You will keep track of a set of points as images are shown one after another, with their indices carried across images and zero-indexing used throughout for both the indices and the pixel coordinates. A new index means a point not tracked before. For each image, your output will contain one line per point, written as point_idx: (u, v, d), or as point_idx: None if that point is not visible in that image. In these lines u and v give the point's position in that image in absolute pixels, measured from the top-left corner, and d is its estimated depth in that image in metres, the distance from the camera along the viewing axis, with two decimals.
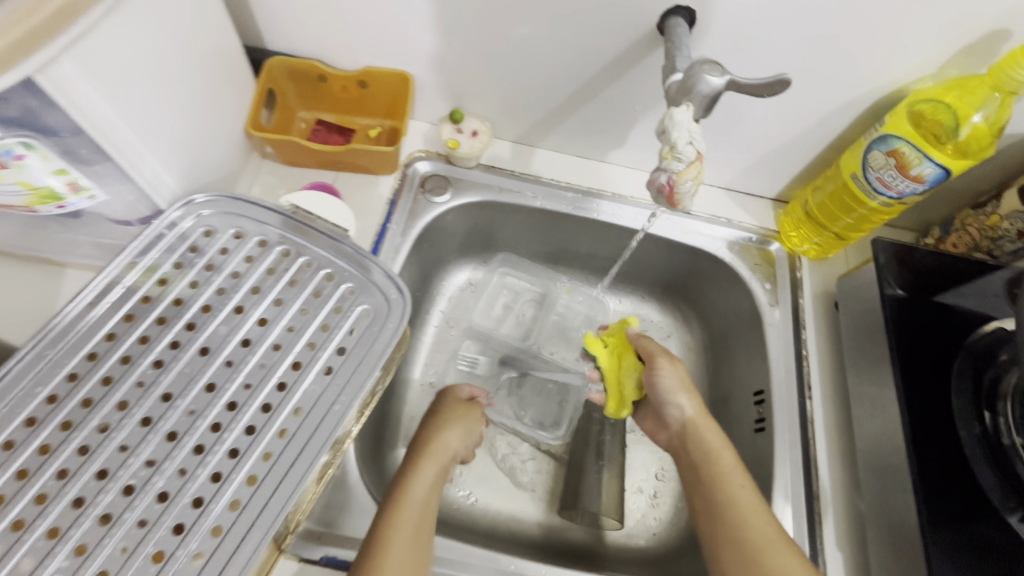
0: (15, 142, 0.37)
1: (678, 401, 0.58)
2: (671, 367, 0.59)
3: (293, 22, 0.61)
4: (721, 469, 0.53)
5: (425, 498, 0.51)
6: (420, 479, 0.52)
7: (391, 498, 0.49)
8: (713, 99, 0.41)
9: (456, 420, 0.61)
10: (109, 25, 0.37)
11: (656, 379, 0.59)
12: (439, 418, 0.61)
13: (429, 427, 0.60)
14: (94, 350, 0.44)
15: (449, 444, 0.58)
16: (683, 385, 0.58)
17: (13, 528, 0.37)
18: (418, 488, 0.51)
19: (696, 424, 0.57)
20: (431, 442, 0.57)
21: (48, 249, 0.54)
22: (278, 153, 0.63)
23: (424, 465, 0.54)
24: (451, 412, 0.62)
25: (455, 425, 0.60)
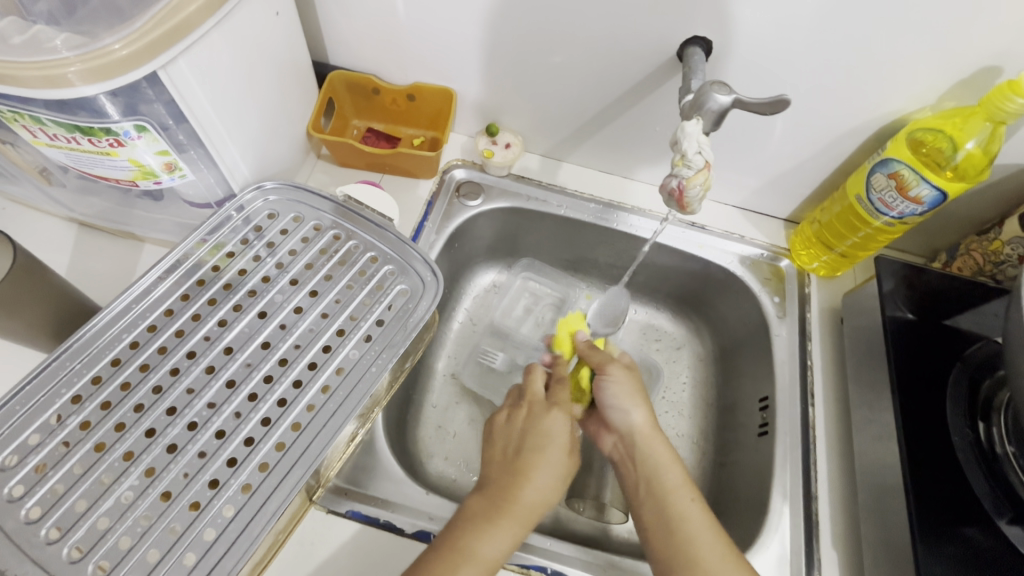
0: (132, 125, 0.44)
1: (626, 408, 0.58)
2: (622, 374, 0.60)
3: (356, 41, 0.69)
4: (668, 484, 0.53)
5: (492, 561, 0.48)
6: (497, 539, 0.48)
7: (458, 552, 0.47)
8: (721, 115, 0.46)
9: (558, 462, 0.54)
10: (216, 33, 0.46)
11: (605, 386, 0.59)
12: (535, 457, 0.53)
13: (524, 473, 0.52)
14: (171, 307, 0.51)
15: (539, 500, 0.51)
16: (630, 393, 0.59)
17: (96, 449, 0.44)
18: (491, 549, 0.48)
19: (643, 434, 0.57)
20: (523, 494, 0.51)
21: (131, 224, 0.62)
22: (332, 154, 0.71)
23: (512, 521, 0.49)
24: (554, 452, 0.54)
25: (552, 478, 0.53)
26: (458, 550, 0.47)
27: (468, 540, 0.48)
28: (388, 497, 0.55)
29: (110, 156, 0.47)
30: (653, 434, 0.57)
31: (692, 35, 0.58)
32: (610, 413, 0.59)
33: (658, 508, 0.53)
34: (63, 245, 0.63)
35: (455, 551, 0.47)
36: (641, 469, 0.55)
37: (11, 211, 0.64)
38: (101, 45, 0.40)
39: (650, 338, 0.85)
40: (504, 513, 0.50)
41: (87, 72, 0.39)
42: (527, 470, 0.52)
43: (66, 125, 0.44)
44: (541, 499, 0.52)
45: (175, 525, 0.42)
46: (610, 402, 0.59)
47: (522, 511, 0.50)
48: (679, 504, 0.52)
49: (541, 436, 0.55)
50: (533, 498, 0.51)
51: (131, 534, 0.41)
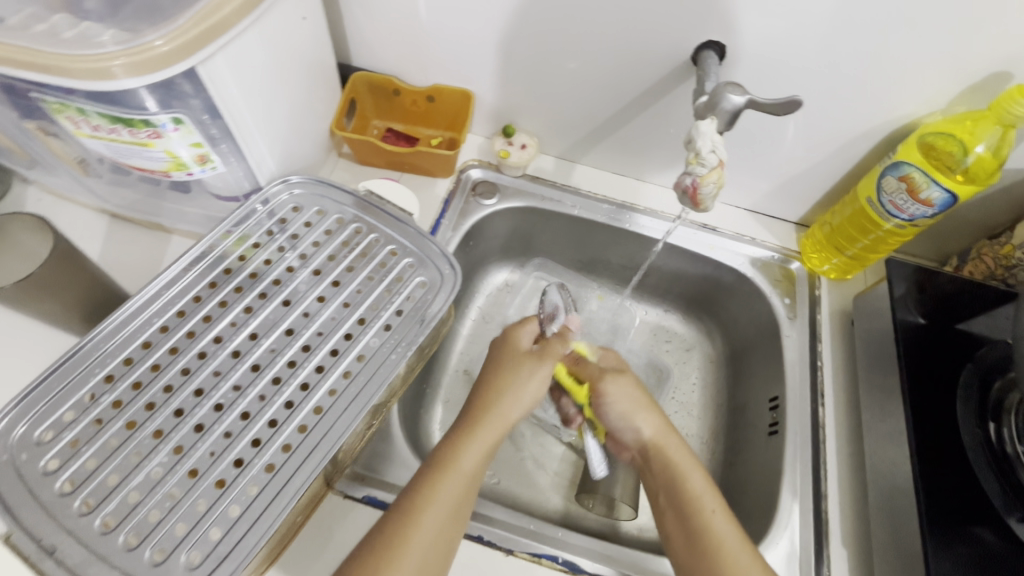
0: (171, 117, 0.46)
1: (634, 422, 0.57)
2: (619, 388, 0.58)
3: (378, 43, 0.71)
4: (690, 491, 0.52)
5: (472, 472, 0.50)
6: (474, 450, 0.51)
7: (436, 467, 0.49)
8: (735, 115, 0.48)
9: (524, 373, 0.57)
10: (250, 31, 0.48)
11: (607, 404, 0.59)
12: (504, 371, 0.57)
13: (491, 388, 0.55)
14: (199, 294, 0.53)
15: (513, 410, 0.54)
16: (635, 402, 0.58)
17: (127, 427, 0.45)
18: (469, 459, 0.50)
19: (655, 444, 0.56)
20: (494, 404, 0.54)
21: (160, 215, 0.65)
22: (353, 152, 0.73)
23: (484, 430, 0.52)
24: (519, 366, 0.57)
25: (519, 387, 0.55)
26: (439, 461, 0.50)
27: (445, 455, 0.50)
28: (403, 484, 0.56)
29: (146, 147, 0.49)
30: (670, 444, 0.56)
31: (706, 39, 0.59)
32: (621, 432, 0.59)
33: (681, 517, 0.52)
34: (96, 235, 0.66)
35: (437, 464, 0.49)
36: (661, 479, 0.55)
37: (47, 202, 0.67)
38: (144, 41, 0.42)
39: (661, 339, 0.86)
40: (477, 424, 0.52)
41: (130, 66, 0.41)
42: (492, 386, 0.56)
43: (109, 116, 0.46)
44: (514, 406, 0.54)
45: (201, 501, 0.43)
46: (615, 422, 0.59)
47: (495, 420, 0.53)
48: (705, 513, 0.51)
49: (510, 357, 0.58)
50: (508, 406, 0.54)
51: (160, 508, 0.42)
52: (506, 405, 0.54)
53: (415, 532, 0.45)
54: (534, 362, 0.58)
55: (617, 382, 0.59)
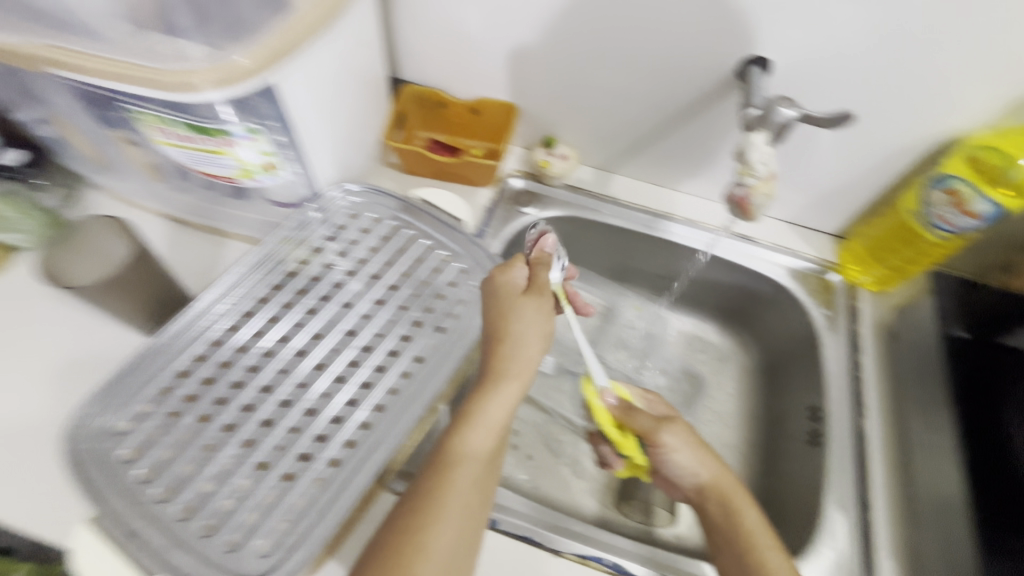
0: (249, 126, 0.50)
1: (693, 469, 0.56)
2: (676, 439, 0.56)
3: (427, 58, 0.74)
4: (747, 529, 0.53)
5: (498, 425, 0.47)
6: (497, 403, 0.47)
7: (459, 427, 0.46)
8: (785, 128, 0.50)
9: (527, 317, 0.49)
10: (320, 48, 0.51)
11: (665, 455, 0.56)
12: (505, 316, 0.49)
13: (502, 335, 0.49)
14: (263, 295, 0.56)
15: (529, 359, 0.49)
16: (693, 450, 0.56)
17: (200, 420, 0.48)
18: (492, 413, 0.47)
19: (715, 487, 0.56)
20: (508, 352, 0.48)
21: (221, 221, 0.68)
22: (400, 162, 0.76)
23: (504, 383, 0.47)
24: (521, 309, 0.49)
25: (528, 332, 0.49)
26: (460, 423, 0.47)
27: (466, 413, 0.47)
28: None
29: (222, 155, 0.53)
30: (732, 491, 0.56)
31: (752, 55, 0.61)
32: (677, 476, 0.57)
33: (739, 555, 0.52)
34: (159, 238, 0.69)
35: (458, 421, 0.47)
36: (720, 521, 0.55)
37: (114, 207, 0.70)
38: (231, 57, 0.45)
39: (696, 349, 0.87)
40: (496, 376, 0.48)
41: (214, 82, 0.44)
42: (502, 334, 0.49)
43: (193, 126, 0.50)
44: (528, 354, 0.49)
45: (269, 492, 0.45)
46: (676, 471, 0.57)
47: (507, 375, 0.48)
48: (763, 549, 0.52)
49: (507, 299, 0.50)
50: (523, 356, 0.48)
51: (232, 498, 0.44)
52: (519, 353, 0.48)
53: (450, 494, 0.44)
54: (537, 301, 0.51)
55: (673, 435, 0.56)
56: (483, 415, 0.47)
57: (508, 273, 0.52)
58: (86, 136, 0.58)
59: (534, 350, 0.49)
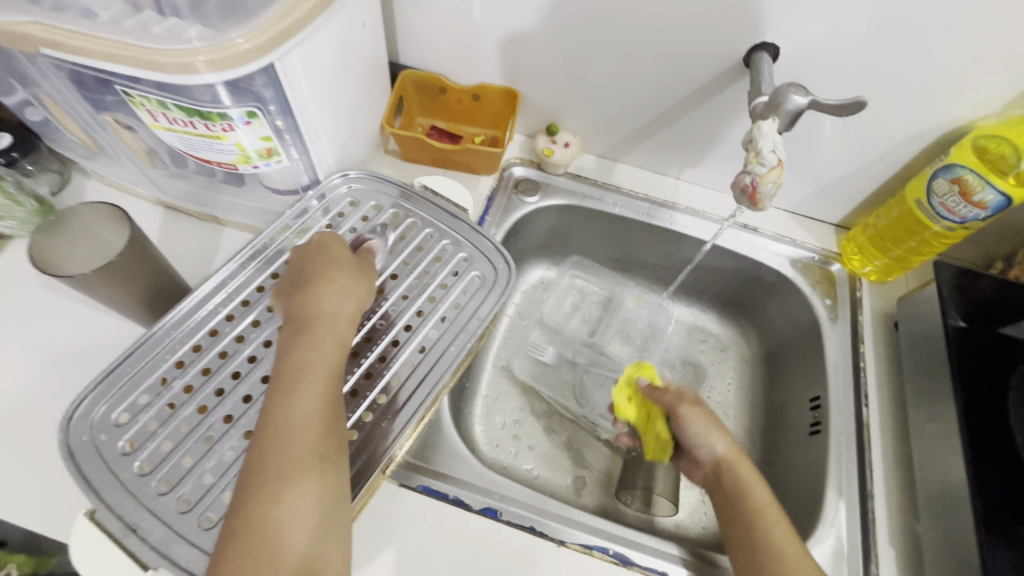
0: (246, 112, 0.48)
1: (709, 441, 0.58)
2: (695, 411, 0.60)
3: (427, 42, 0.73)
4: (758, 504, 0.54)
5: (330, 368, 0.45)
6: (318, 348, 0.46)
7: (285, 377, 0.44)
8: (795, 116, 0.48)
9: (340, 267, 0.50)
10: (322, 30, 0.49)
11: (683, 425, 0.59)
12: (330, 266, 0.50)
13: (309, 285, 0.49)
14: (262, 284, 0.55)
15: (339, 303, 0.48)
16: (712, 424, 0.59)
17: (199, 411, 0.47)
18: (315, 357, 0.45)
19: (730, 462, 0.57)
20: (314, 297, 0.48)
21: (217, 208, 0.66)
22: (400, 148, 0.74)
23: (313, 326, 0.47)
24: (333, 258, 0.51)
25: (337, 277, 0.49)
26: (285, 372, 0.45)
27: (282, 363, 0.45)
28: (455, 474, 0.57)
29: (219, 140, 0.50)
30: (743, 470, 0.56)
31: (759, 41, 0.60)
32: (694, 450, 0.59)
33: (747, 528, 0.53)
34: (154, 226, 0.68)
35: (280, 374, 0.44)
36: (729, 494, 0.56)
37: (107, 194, 0.69)
38: (230, 39, 0.43)
39: (696, 339, 0.87)
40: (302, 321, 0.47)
41: (213, 62, 0.43)
42: (308, 282, 0.49)
43: (187, 109, 0.47)
44: (346, 297, 0.49)
45: None
46: (691, 441, 0.59)
47: (322, 319, 0.47)
48: (773, 526, 0.52)
49: (315, 251, 0.51)
50: (332, 299, 0.48)
51: (234, 491, 0.44)
52: (329, 301, 0.48)
53: (283, 447, 0.42)
54: (337, 253, 0.51)
55: (696, 411, 0.60)
56: (306, 360, 0.45)
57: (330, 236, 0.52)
58: (78, 120, 0.56)
59: (340, 298, 0.49)
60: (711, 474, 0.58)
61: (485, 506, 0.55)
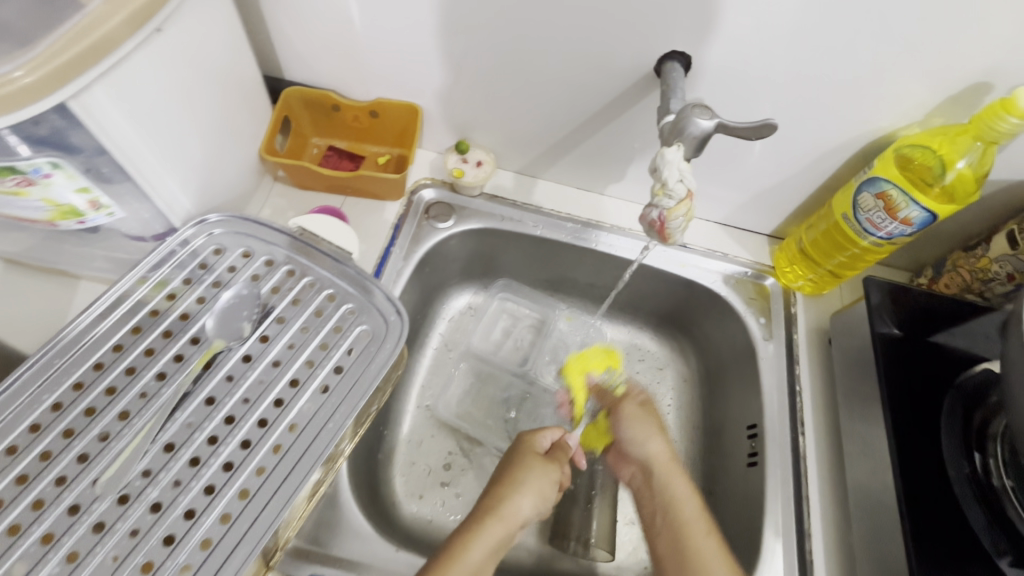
0: (43, 163, 0.39)
1: (645, 442, 0.61)
2: (638, 412, 0.64)
3: (311, 55, 0.64)
4: (684, 518, 0.56)
5: (480, 564, 0.49)
6: (483, 548, 0.50)
7: (450, 550, 0.48)
8: (703, 140, 0.43)
9: (538, 471, 0.56)
10: (138, 55, 0.41)
11: (621, 420, 0.64)
12: (523, 476, 0.56)
13: (503, 483, 0.55)
14: (101, 360, 0.45)
15: (522, 513, 0.54)
16: (657, 428, 0.63)
17: (9, 533, 0.38)
18: (476, 549, 0.49)
19: (662, 464, 0.60)
20: (494, 513, 0.52)
21: (64, 261, 0.57)
22: (289, 176, 0.66)
23: (485, 527, 0.51)
24: (530, 464, 0.57)
25: (532, 485, 0.55)
26: (447, 554, 0.48)
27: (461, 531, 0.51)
28: (354, 556, 0.51)
29: (20, 197, 0.42)
30: (668, 472, 0.59)
31: (671, 49, 0.54)
32: (627, 446, 0.63)
33: (675, 543, 0.55)
34: None
35: (442, 556, 0.48)
36: (659, 498, 0.58)
37: None
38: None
39: (633, 358, 0.82)
40: (480, 521, 0.52)
41: None
42: (505, 480, 0.56)
43: None
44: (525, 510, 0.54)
45: None
46: (626, 437, 0.63)
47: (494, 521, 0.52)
48: (699, 545, 0.53)
49: (523, 460, 0.57)
50: (516, 508, 0.53)
51: None
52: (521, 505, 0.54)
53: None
54: (549, 467, 0.57)
55: (648, 424, 0.63)
56: (472, 549, 0.49)
57: (531, 451, 0.58)
58: None
59: (526, 505, 0.54)
60: (643, 472, 0.61)
61: None
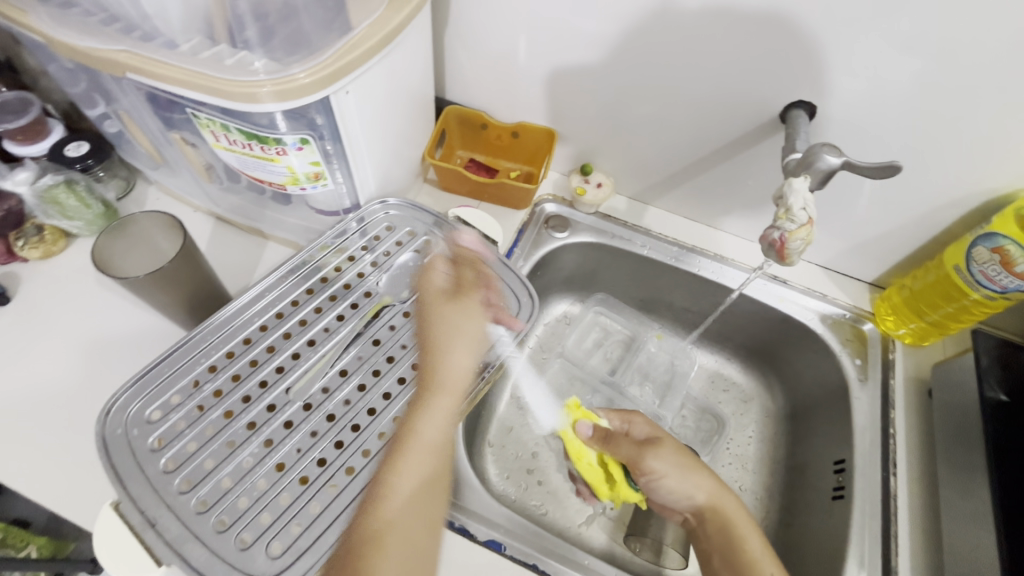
0: (299, 138, 0.51)
1: (684, 493, 0.56)
2: (660, 467, 0.56)
3: (474, 81, 0.77)
4: (751, 556, 0.52)
5: (437, 441, 0.45)
6: (432, 419, 0.46)
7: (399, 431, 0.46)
8: (828, 175, 0.50)
9: (452, 324, 0.51)
10: (379, 66, 0.53)
11: (654, 483, 0.57)
12: (436, 325, 0.51)
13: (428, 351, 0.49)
14: (297, 298, 0.57)
15: (453, 368, 0.49)
16: (682, 474, 0.56)
17: (225, 416, 0.49)
18: (424, 427, 0.45)
19: (710, 505, 0.55)
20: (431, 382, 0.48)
21: (263, 224, 0.71)
22: (438, 178, 0.78)
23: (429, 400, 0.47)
24: (442, 317, 0.51)
25: (454, 341, 0.50)
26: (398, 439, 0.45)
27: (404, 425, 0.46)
28: (462, 501, 0.58)
29: (272, 162, 0.54)
30: (716, 497, 0.56)
31: (797, 99, 0.61)
32: (670, 503, 0.58)
33: None
34: (203, 236, 0.72)
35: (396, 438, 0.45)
36: (716, 539, 0.54)
37: (164, 202, 0.74)
38: (291, 73, 0.47)
39: (718, 387, 0.86)
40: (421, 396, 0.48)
41: (276, 93, 0.46)
42: (428, 347, 0.50)
43: (247, 132, 0.51)
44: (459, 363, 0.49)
45: (285, 494, 0.46)
46: (666, 494, 0.57)
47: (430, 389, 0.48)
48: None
49: (432, 311, 0.51)
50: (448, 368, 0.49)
51: (249, 496, 0.45)
52: (445, 365, 0.49)
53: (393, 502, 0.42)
54: (456, 310, 0.51)
55: (682, 466, 0.56)
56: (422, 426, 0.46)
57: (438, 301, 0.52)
58: (147, 134, 0.61)
59: (461, 360, 0.49)
60: (699, 517, 0.56)
61: (490, 538, 0.56)
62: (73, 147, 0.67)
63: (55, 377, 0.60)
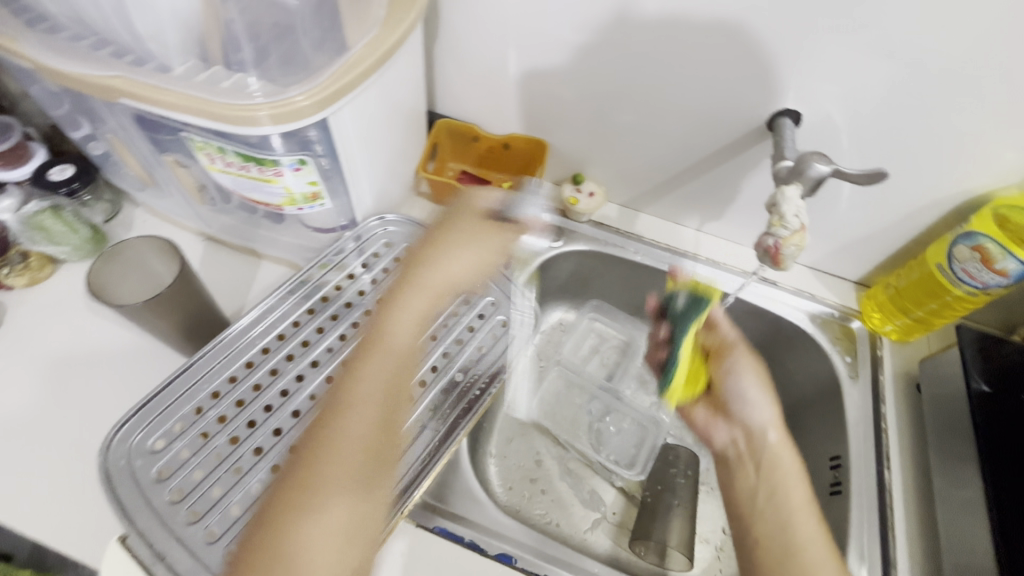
0: (297, 159, 0.51)
1: (759, 407, 0.61)
2: (753, 370, 0.63)
3: (465, 95, 0.77)
4: (797, 499, 0.54)
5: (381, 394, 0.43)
6: (374, 371, 0.44)
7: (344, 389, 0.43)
8: (818, 182, 0.52)
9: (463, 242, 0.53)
10: (374, 85, 0.53)
11: (739, 382, 0.62)
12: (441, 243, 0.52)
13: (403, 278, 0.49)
14: (298, 319, 0.57)
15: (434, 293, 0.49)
16: (766, 388, 0.62)
17: (231, 442, 0.48)
18: (367, 379, 0.43)
19: (776, 441, 0.58)
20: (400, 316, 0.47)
21: (256, 243, 0.70)
22: (431, 191, 0.78)
23: (376, 355, 0.45)
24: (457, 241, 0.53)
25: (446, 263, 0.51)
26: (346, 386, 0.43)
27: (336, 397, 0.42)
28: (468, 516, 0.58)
29: (268, 183, 0.54)
30: (780, 433, 0.59)
31: (783, 107, 0.62)
32: (741, 412, 0.62)
33: (774, 517, 0.53)
34: (194, 257, 0.71)
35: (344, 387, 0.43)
36: (767, 477, 0.56)
37: (152, 224, 0.73)
38: (288, 96, 0.46)
39: None
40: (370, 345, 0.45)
41: (274, 116, 0.46)
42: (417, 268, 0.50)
43: (244, 155, 0.51)
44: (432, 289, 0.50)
45: None
46: (742, 401, 0.62)
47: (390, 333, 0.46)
48: (806, 529, 0.51)
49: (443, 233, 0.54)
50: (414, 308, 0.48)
51: None
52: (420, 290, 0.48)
53: (320, 517, 0.37)
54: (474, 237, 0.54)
55: (765, 382, 0.62)
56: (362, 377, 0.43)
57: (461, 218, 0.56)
58: (137, 156, 0.60)
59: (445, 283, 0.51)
60: (754, 446, 0.59)
61: (501, 552, 0.55)
62: (56, 172, 0.64)
63: (45, 407, 0.58)
